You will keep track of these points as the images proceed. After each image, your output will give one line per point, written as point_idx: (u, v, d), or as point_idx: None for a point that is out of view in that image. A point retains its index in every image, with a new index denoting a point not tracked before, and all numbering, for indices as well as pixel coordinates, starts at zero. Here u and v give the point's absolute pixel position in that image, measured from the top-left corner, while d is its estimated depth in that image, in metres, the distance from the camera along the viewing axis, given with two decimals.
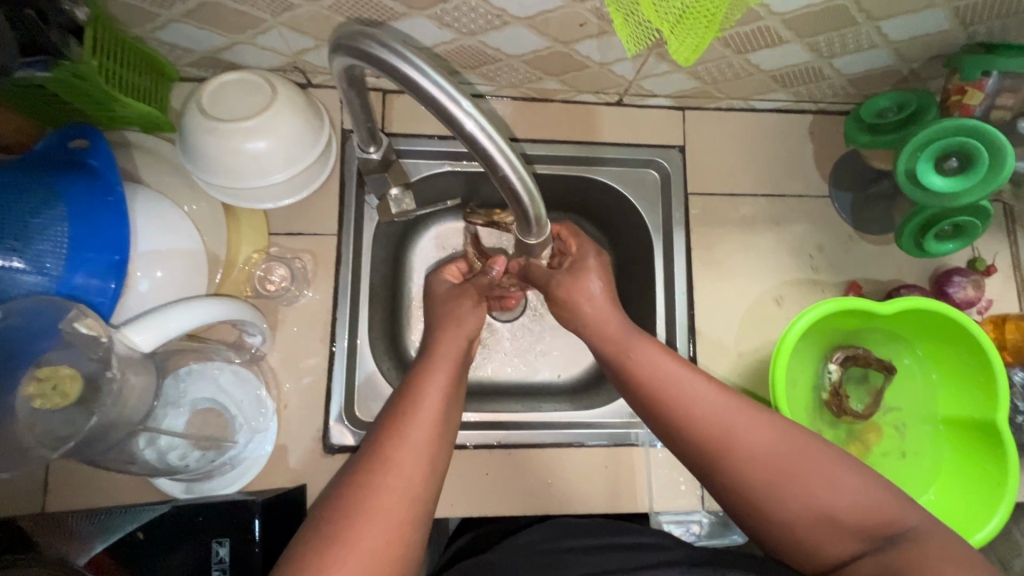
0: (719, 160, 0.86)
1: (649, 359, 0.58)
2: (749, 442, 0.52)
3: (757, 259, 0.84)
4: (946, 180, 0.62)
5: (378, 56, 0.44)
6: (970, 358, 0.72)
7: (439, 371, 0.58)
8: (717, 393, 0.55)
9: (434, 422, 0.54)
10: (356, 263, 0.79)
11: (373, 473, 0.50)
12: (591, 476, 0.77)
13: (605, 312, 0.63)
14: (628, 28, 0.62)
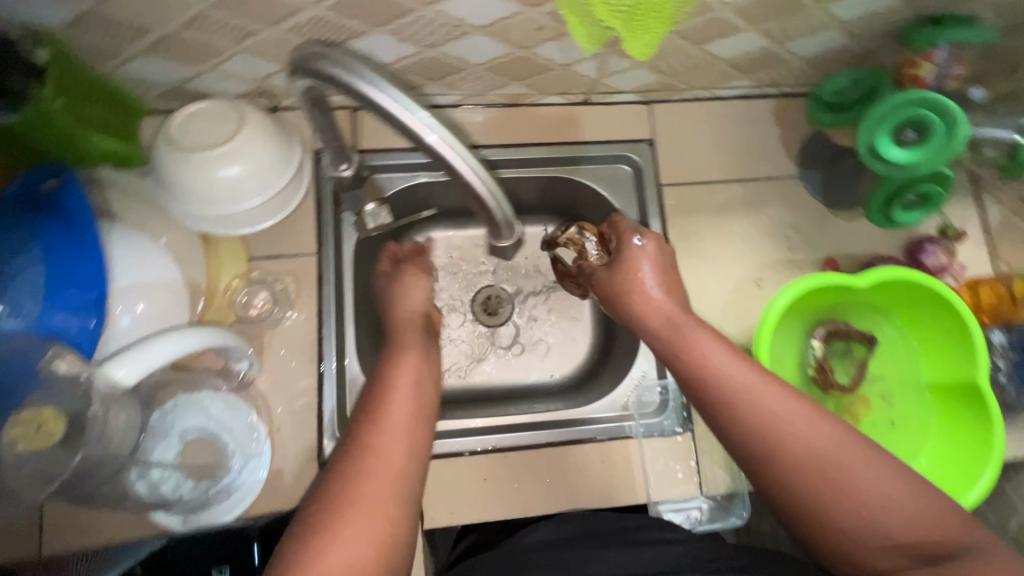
0: (689, 150, 0.87)
1: (714, 362, 0.58)
2: (791, 433, 0.53)
3: (734, 244, 0.86)
4: (905, 151, 0.64)
5: (339, 77, 0.45)
6: (948, 322, 0.74)
7: (406, 371, 0.62)
8: (774, 388, 0.56)
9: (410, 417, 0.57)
10: (339, 280, 0.80)
11: (353, 466, 0.51)
12: (588, 472, 0.77)
13: (644, 299, 0.65)
14: (585, 28, 0.64)
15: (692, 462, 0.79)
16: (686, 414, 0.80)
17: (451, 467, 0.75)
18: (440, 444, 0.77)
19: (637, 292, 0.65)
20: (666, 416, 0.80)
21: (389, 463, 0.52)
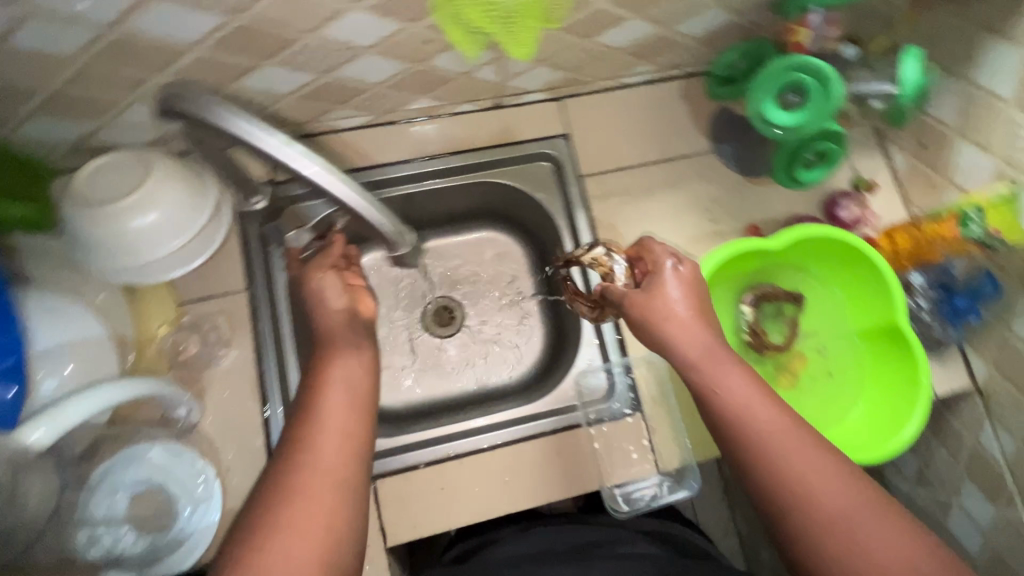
0: (604, 139, 0.90)
1: (746, 395, 0.58)
2: (757, 423, 0.56)
3: (660, 223, 0.88)
4: (790, 114, 0.67)
5: (216, 122, 0.52)
6: (864, 270, 0.77)
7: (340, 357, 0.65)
8: (799, 432, 0.55)
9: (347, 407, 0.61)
10: (274, 313, 0.80)
11: (294, 460, 0.55)
12: (544, 466, 0.78)
13: (677, 324, 0.61)
14: (467, 38, 0.67)
15: (644, 441, 0.80)
16: (635, 394, 0.82)
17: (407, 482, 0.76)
18: (396, 460, 0.78)
19: (670, 318, 0.61)
20: (615, 400, 0.82)
21: (326, 461, 0.55)
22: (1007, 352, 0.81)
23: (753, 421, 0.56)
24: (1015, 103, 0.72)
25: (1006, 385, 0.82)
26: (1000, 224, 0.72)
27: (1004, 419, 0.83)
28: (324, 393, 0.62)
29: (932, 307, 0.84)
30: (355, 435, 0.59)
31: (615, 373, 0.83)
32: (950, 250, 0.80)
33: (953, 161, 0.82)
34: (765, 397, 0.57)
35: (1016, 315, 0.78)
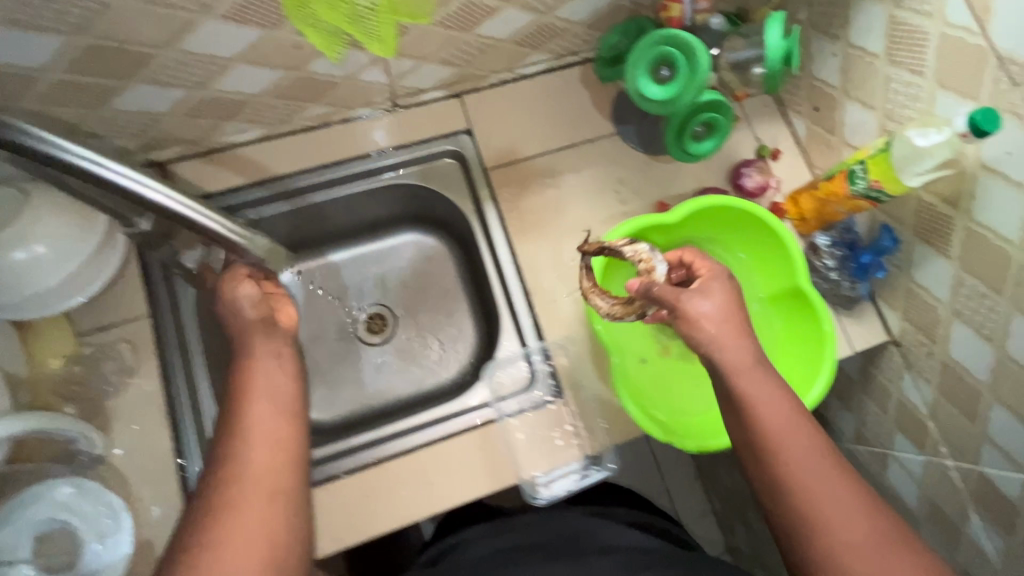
0: (508, 130, 0.90)
1: (776, 415, 0.59)
2: (780, 440, 0.58)
3: (570, 209, 0.88)
4: (661, 88, 0.69)
5: (26, 145, 0.49)
6: (764, 234, 0.78)
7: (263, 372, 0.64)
8: (819, 453, 0.57)
9: (275, 415, 0.60)
10: (181, 336, 0.79)
11: (226, 470, 0.54)
12: (469, 462, 0.78)
13: (719, 326, 0.62)
14: (323, 37, 0.63)
15: (568, 426, 0.80)
16: (555, 381, 0.82)
17: (328, 493, 0.74)
18: (317, 471, 0.76)
19: (727, 324, 0.62)
20: (537, 387, 0.82)
21: (258, 475, 0.54)
22: (914, 301, 0.83)
23: (772, 439, 0.58)
24: (886, 57, 0.74)
25: (919, 334, 0.84)
26: (880, 177, 0.73)
27: (922, 367, 0.85)
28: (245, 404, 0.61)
29: (839, 265, 0.85)
30: (288, 447, 0.58)
31: (534, 358, 0.83)
32: (846, 207, 0.81)
33: (843, 120, 0.84)
34: (787, 411, 0.59)
35: (915, 265, 0.80)
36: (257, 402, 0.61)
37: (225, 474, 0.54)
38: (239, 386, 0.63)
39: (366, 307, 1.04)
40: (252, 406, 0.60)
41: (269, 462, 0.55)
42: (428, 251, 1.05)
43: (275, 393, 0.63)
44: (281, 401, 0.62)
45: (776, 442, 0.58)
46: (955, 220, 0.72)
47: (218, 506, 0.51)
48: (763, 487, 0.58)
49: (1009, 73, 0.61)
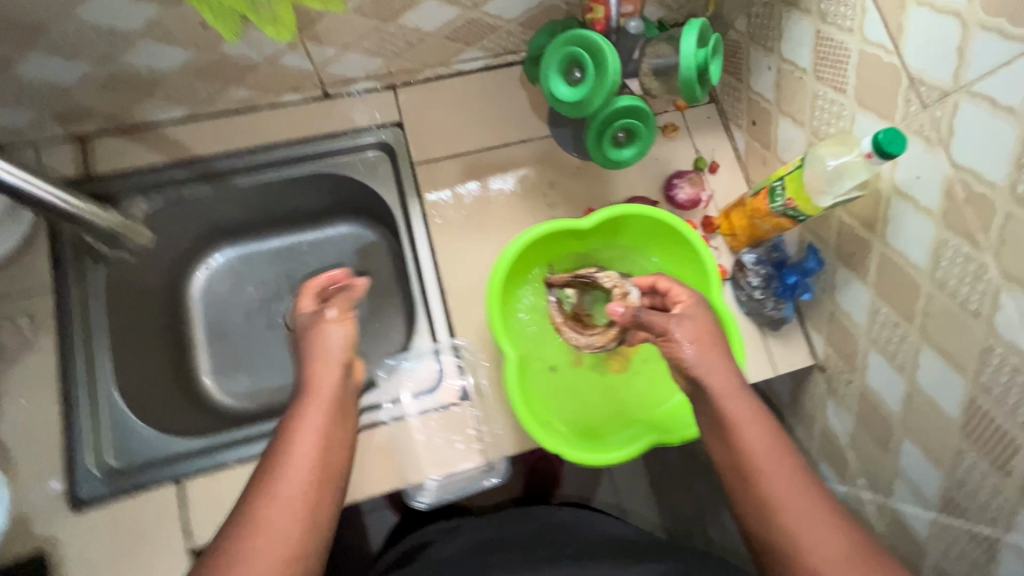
0: (439, 125, 0.88)
1: (758, 443, 0.59)
2: (761, 466, 0.58)
3: (496, 209, 0.86)
4: (570, 90, 0.68)
5: None
6: (679, 247, 0.78)
7: (311, 415, 0.63)
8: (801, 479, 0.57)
9: (320, 447, 0.60)
10: (84, 313, 0.78)
11: (257, 519, 0.53)
12: (364, 461, 0.75)
13: (700, 350, 0.62)
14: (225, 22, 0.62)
15: (470, 429, 0.78)
16: (462, 383, 0.80)
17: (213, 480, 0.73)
18: (208, 458, 0.75)
19: (697, 340, 0.63)
20: (444, 387, 0.80)
21: (270, 549, 0.52)
22: (836, 325, 0.81)
23: (763, 474, 0.57)
24: (813, 73, 0.72)
25: (840, 360, 0.82)
26: (796, 197, 0.71)
27: (842, 394, 0.83)
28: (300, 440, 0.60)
29: (764, 284, 0.83)
30: (314, 509, 0.56)
31: (443, 356, 0.81)
32: (770, 225, 0.79)
33: (777, 136, 0.82)
34: (767, 434, 0.59)
35: (837, 288, 0.78)
36: (309, 453, 0.59)
37: (231, 545, 0.52)
38: (288, 430, 0.62)
39: (296, 297, 1.02)
40: (304, 439, 0.60)
41: (281, 541, 0.53)
42: (362, 244, 1.03)
43: (311, 448, 0.59)
44: (335, 448, 0.61)
45: (772, 480, 0.57)
46: (872, 244, 0.70)
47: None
48: (757, 525, 0.57)
49: (918, 94, 0.59)
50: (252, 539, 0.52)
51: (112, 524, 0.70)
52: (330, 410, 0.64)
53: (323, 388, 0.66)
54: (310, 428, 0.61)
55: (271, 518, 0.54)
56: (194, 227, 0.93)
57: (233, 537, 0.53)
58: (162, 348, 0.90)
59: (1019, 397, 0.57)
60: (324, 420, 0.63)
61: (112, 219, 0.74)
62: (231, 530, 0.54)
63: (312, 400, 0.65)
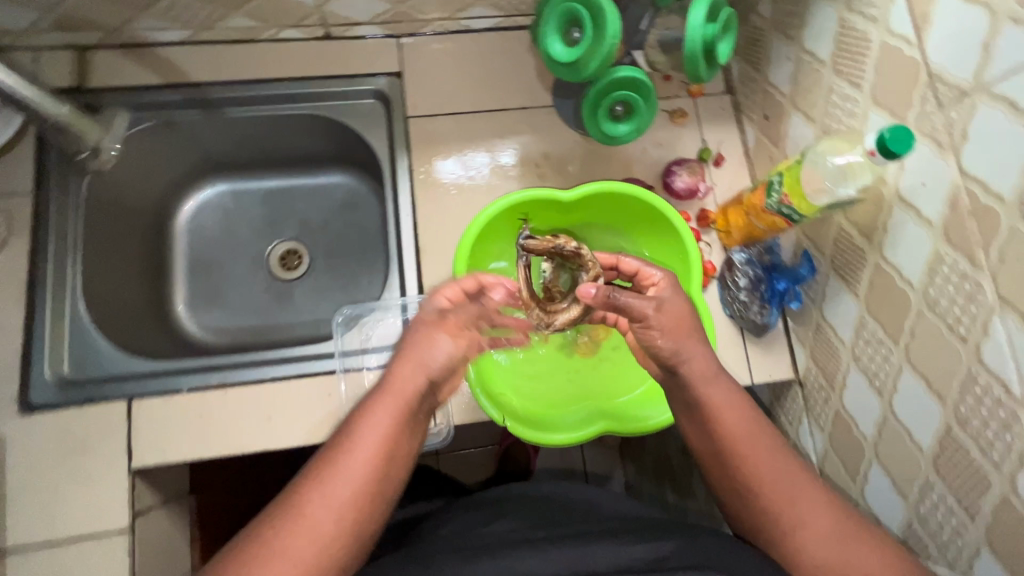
0: (440, 81, 0.86)
1: (733, 415, 0.60)
2: (734, 435, 0.59)
3: (485, 173, 0.84)
4: (566, 48, 0.67)
5: None
6: (666, 234, 0.76)
7: (383, 413, 0.57)
8: (768, 442, 0.60)
9: (375, 458, 0.55)
10: (59, 221, 0.79)
11: (288, 520, 0.52)
12: (314, 407, 0.75)
13: (675, 337, 0.59)
14: None
15: None
16: None
17: (159, 404, 0.73)
18: (159, 382, 0.74)
19: (673, 328, 0.59)
20: None
21: (307, 548, 0.51)
22: (820, 339, 0.76)
23: (741, 457, 0.59)
24: (832, 65, 0.67)
25: (820, 377, 0.77)
26: (790, 192, 0.67)
27: (818, 413, 0.79)
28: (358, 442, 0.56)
29: (751, 286, 0.80)
30: (356, 514, 0.54)
31: (409, 311, 0.80)
32: (764, 224, 0.76)
33: (787, 132, 0.77)
34: (737, 405, 0.60)
35: (826, 299, 0.74)
36: (363, 456, 0.55)
37: (269, 530, 0.51)
38: (346, 427, 0.58)
39: (281, 241, 1.01)
40: (364, 443, 0.56)
41: (316, 540, 0.51)
42: (354, 196, 1.02)
43: (368, 451, 0.55)
44: (395, 454, 0.57)
45: (749, 463, 0.59)
46: (868, 255, 0.65)
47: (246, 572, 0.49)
48: (735, 495, 0.60)
49: (935, 93, 0.54)
50: (290, 530, 0.51)
51: (55, 429, 0.70)
52: (412, 408, 0.58)
53: (405, 385, 0.59)
54: (380, 424, 0.56)
55: (314, 514, 0.52)
56: (186, 155, 0.93)
57: (275, 522, 0.52)
58: (140, 270, 0.90)
59: (996, 433, 0.53)
60: (390, 423, 0.57)
61: (75, 116, 0.74)
62: (274, 513, 0.53)
63: (391, 396, 0.58)
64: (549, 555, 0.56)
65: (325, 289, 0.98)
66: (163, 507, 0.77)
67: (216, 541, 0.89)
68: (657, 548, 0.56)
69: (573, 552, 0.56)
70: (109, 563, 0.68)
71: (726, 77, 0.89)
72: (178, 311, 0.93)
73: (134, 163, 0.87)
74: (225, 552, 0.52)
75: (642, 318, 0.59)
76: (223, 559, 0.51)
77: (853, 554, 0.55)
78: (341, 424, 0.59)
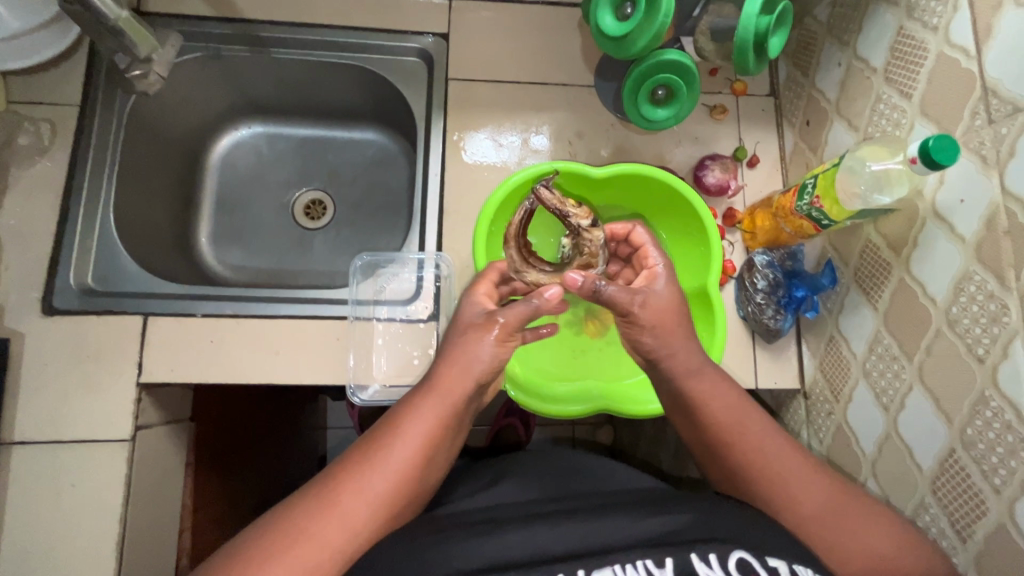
0: (485, 49, 0.86)
1: (711, 390, 0.61)
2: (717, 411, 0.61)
3: (517, 145, 0.84)
4: (616, 24, 0.68)
5: None
6: (692, 225, 0.76)
7: (426, 409, 0.60)
8: (751, 414, 0.61)
9: (412, 450, 0.58)
10: (101, 136, 0.81)
11: (325, 497, 0.55)
12: (321, 349, 0.76)
13: (662, 329, 0.61)
14: None
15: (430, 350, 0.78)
16: (436, 302, 0.79)
17: (174, 324, 0.74)
18: (176, 303, 0.76)
19: (659, 323, 0.61)
20: (418, 301, 0.79)
21: (339, 533, 0.53)
22: (831, 351, 0.75)
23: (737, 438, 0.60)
24: (883, 73, 0.66)
25: (826, 390, 0.76)
26: (823, 196, 0.67)
27: (818, 426, 0.78)
28: (399, 434, 0.59)
29: (768, 289, 0.79)
30: (386, 508, 0.56)
31: (425, 268, 0.80)
32: (791, 227, 0.75)
33: (827, 139, 0.76)
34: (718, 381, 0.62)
35: (843, 311, 0.73)
36: (401, 448, 0.58)
37: (307, 508, 0.54)
38: (390, 419, 0.61)
39: (309, 190, 1.02)
40: (404, 434, 0.58)
41: (347, 528, 0.54)
42: (385, 155, 1.03)
43: (410, 449, 0.58)
44: (431, 454, 0.60)
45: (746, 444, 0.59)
46: (893, 268, 0.64)
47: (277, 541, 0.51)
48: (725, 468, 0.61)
49: (988, 107, 0.53)
50: (325, 510, 0.54)
51: (72, 334, 0.73)
52: (453, 412, 0.61)
53: (452, 387, 0.61)
54: (423, 424, 0.59)
55: (348, 500, 0.55)
56: (229, 91, 0.95)
57: (312, 500, 0.55)
58: (169, 197, 0.92)
59: (1000, 458, 0.52)
60: (432, 423, 0.60)
61: (133, 24, 0.72)
62: (313, 493, 0.55)
63: (439, 398, 0.60)
64: (562, 531, 0.54)
65: (345, 243, 0.99)
66: (165, 426, 0.79)
67: (210, 471, 0.91)
68: (671, 522, 0.54)
69: (582, 528, 0.54)
70: (108, 469, 0.70)
71: (772, 80, 0.88)
72: (201, 242, 0.95)
73: (177, 92, 0.89)
74: (259, 521, 0.55)
75: (624, 309, 0.60)
76: (257, 528, 0.53)
77: (850, 530, 0.56)
78: (385, 415, 0.62)
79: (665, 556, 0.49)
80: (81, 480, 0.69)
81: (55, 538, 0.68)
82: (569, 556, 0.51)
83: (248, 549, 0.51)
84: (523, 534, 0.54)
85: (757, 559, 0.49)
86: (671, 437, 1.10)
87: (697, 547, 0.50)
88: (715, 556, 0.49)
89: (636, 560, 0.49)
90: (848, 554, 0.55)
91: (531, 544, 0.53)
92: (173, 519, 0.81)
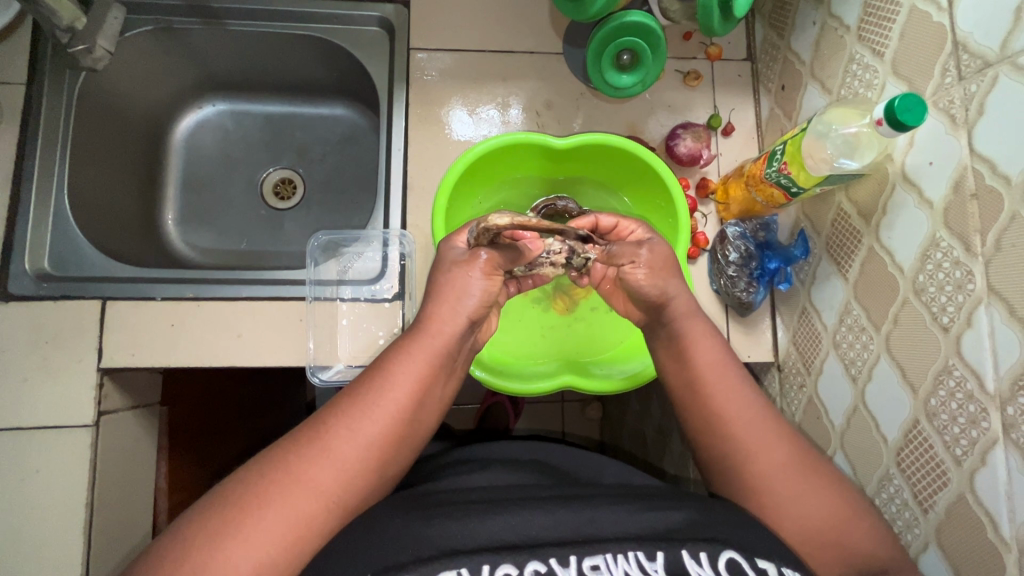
0: (447, 15, 0.83)
1: (716, 377, 0.59)
2: (717, 403, 0.58)
3: (483, 115, 0.81)
4: None
5: None
6: (662, 195, 0.75)
7: (417, 356, 0.57)
8: (759, 411, 0.58)
9: (405, 398, 0.56)
10: (49, 114, 0.79)
11: (317, 442, 0.53)
12: (285, 330, 0.74)
13: (661, 278, 0.60)
14: None
15: (396, 329, 0.77)
16: (403, 281, 0.78)
17: (132, 308, 0.73)
18: (133, 286, 0.75)
19: (663, 264, 0.61)
20: (384, 280, 0.78)
21: (330, 476, 0.52)
22: (805, 324, 0.74)
23: (728, 427, 0.57)
24: (856, 31, 0.63)
25: (798, 362, 0.75)
26: (791, 161, 0.65)
27: (791, 398, 0.77)
28: (390, 380, 0.56)
29: (740, 261, 0.77)
30: (378, 456, 0.54)
31: (390, 246, 0.78)
32: (762, 197, 0.73)
33: (801, 104, 0.73)
34: (725, 371, 0.59)
35: (815, 282, 0.71)
36: (394, 397, 0.56)
37: (297, 451, 0.52)
38: (383, 364, 0.58)
39: (277, 168, 1.00)
40: (395, 381, 0.56)
41: (337, 476, 0.52)
42: (353, 131, 1.00)
43: (399, 398, 0.56)
44: (425, 401, 0.58)
45: (736, 432, 0.57)
46: (863, 236, 0.62)
47: (268, 485, 0.50)
48: (720, 466, 0.57)
49: (958, 62, 0.50)
50: (315, 456, 0.52)
51: (25, 319, 0.71)
52: (445, 355, 0.58)
53: (445, 330, 0.58)
54: (413, 370, 0.57)
55: (340, 447, 0.53)
56: (186, 67, 0.92)
57: (303, 445, 0.53)
58: (132, 177, 0.90)
59: (962, 428, 0.51)
60: (425, 368, 0.57)
61: None
62: (303, 435, 0.54)
63: (431, 341, 0.58)
64: (558, 517, 0.53)
65: (316, 223, 0.97)
66: (132, 410, 0.78)
67: (183, 454, 0.90)
68: (667, 519, 0.52)
69: (576, 517, 0.53)
70: (71, 453, 0.69)
71: (749, 43, 0.84)
72: (167, 223, 0.93)
73: (130, 68, 0.86)
74: (246, 466, 0.53)
75: (629, 255, 0.61)
76: (246, 473, 0.52)
77: (835, 525, 0.53)
78: (376, 361, 0.59)
79: (655, 550, 0.48)
80: (45, 466, 0.69)
81: (20, 524, 0.68)
82: (562, 544, 0.50)
83: (241, 491, 0.50)
84: (524, 517, 0.52)
85: (747, 560, 0.48)
86: (656, 414, 1.09)
87: (688, 544, 0.48)
88: (706, 555, 0.48)
89: (628, 550, 0.48)
90: (826, 546, 0.53)
91: (527, 531, 0.51)
92: (146, 502, 0.81)
